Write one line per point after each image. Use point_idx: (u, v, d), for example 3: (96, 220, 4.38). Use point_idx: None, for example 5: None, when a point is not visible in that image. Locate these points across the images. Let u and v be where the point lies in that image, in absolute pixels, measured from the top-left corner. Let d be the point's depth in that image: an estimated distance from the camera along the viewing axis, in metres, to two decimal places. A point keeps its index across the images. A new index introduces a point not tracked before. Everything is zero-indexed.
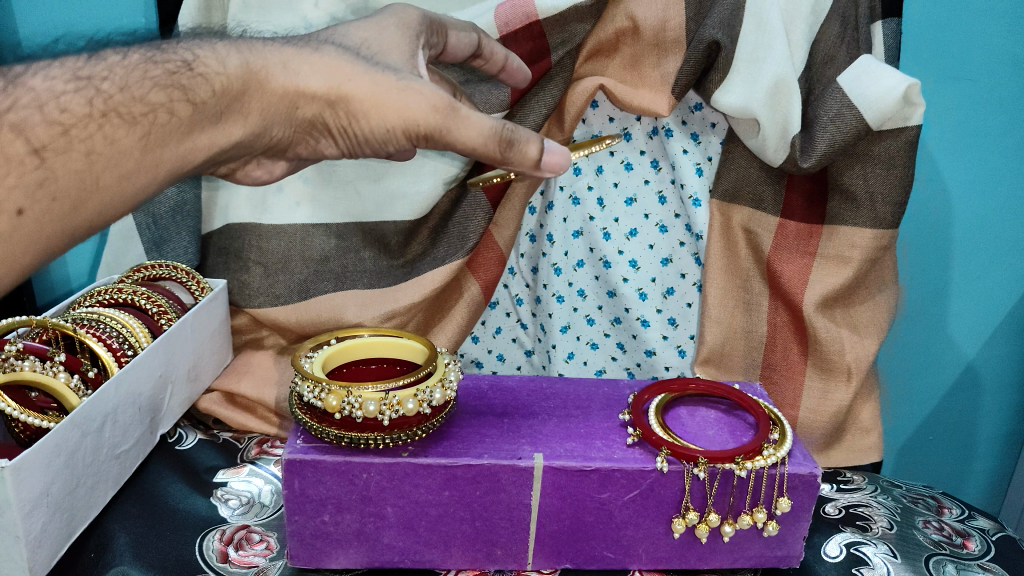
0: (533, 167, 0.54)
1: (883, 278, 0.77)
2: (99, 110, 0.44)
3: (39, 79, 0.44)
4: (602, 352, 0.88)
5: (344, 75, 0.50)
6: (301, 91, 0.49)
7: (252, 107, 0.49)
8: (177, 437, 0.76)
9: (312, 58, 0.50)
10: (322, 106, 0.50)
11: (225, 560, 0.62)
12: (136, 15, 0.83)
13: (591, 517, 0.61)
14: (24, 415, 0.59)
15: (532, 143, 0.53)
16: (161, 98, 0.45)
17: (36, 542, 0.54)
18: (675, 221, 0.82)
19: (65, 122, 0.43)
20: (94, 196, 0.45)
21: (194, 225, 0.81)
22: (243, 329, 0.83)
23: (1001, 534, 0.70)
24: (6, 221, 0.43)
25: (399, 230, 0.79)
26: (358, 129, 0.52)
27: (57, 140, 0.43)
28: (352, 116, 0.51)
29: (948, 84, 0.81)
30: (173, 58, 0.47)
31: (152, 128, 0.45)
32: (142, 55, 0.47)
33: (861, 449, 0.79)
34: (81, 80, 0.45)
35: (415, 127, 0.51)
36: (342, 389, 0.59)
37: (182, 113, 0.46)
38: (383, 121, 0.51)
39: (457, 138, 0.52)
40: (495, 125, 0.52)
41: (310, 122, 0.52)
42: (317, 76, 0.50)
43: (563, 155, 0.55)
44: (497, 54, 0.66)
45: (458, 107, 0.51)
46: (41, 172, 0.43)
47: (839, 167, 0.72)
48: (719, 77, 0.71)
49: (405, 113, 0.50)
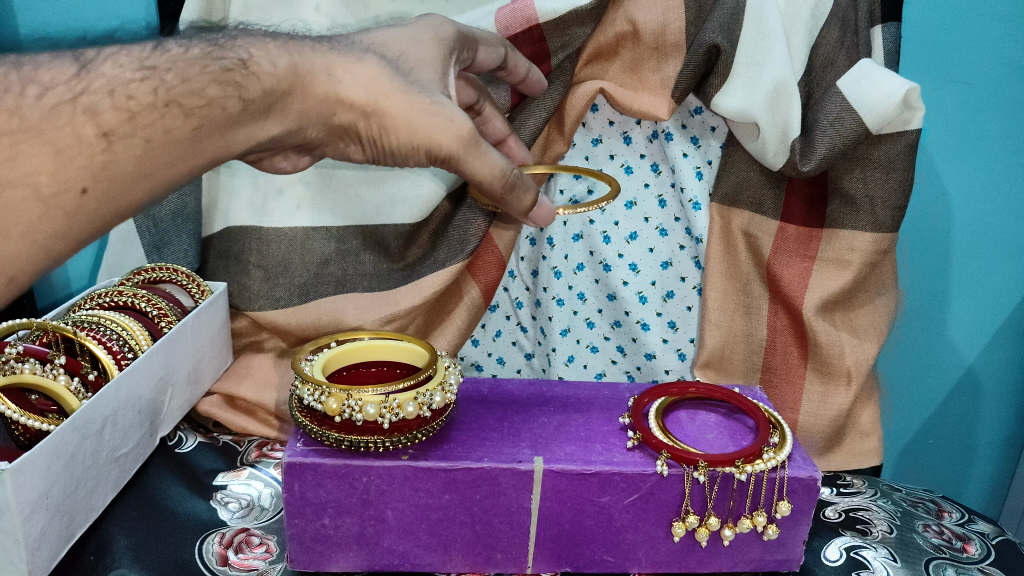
0: (522, 214, 0.60)
1: (883, 282, 0.77)
2: (163, 99, 0.45)
3: (108, 66, 0.45)
4: (601, 355, 0.88)
5: (384, 90, 0.51)
6: (340, 99, 0.50)
7: (292, 107, 0.50)
8: (177, 439, 0.76)
9: (355, 67, 0.51)
10: (358, 115, 0.51)
11: (225, 563, 0.63)
12: (138, 16, 0.83)
13: (591, 521, 0.61)
14: (24, 417, 0.59)
15: (529, 194, 0.58)
16: (217, 94, 0.46)
17: (36, 545, 0.54)
18: (675, 225, 0.83)
19: (132, 108, 0.44)
20: (145, 181, 0.46)
21: (194, 227, 0.81)
22: (243, 332, 0.83)
23: (1001, 537, 0.70)
24: (71, 200, 0.44)
25: (399, 233, 0.79)
26: (388, 142, 0.53)
27: (123, 126, 0.44)
28: (386, 130, 0.52)
29: (947, 89, 0.81)
30: (229, 55, 0.48)
31: (204, 121, 0.46)
32: (202, 49, 0.47)
33: (861, 452, 0.79)
34: (146, 69, 0.45)
35: (436, 150, 0.53)
36: (342, 392, 0.59)
37: (232, 109, 0.47)
38: (410, 139, 0.52)
39: (471, 169, 0.54)
40: (506, 167, 0.55)
41: (344, 129, 0.53)
42: (357, 86, 0.51)
43: (549, 211, 0.61)
44: (520, 68, 0.67)
45: (480, 141, 0.53)
46: (106, 156, 0.44)
47: (839, 171, 0.72)
48: (719, 81, 0.71)
49: (430, 137, 0.52)
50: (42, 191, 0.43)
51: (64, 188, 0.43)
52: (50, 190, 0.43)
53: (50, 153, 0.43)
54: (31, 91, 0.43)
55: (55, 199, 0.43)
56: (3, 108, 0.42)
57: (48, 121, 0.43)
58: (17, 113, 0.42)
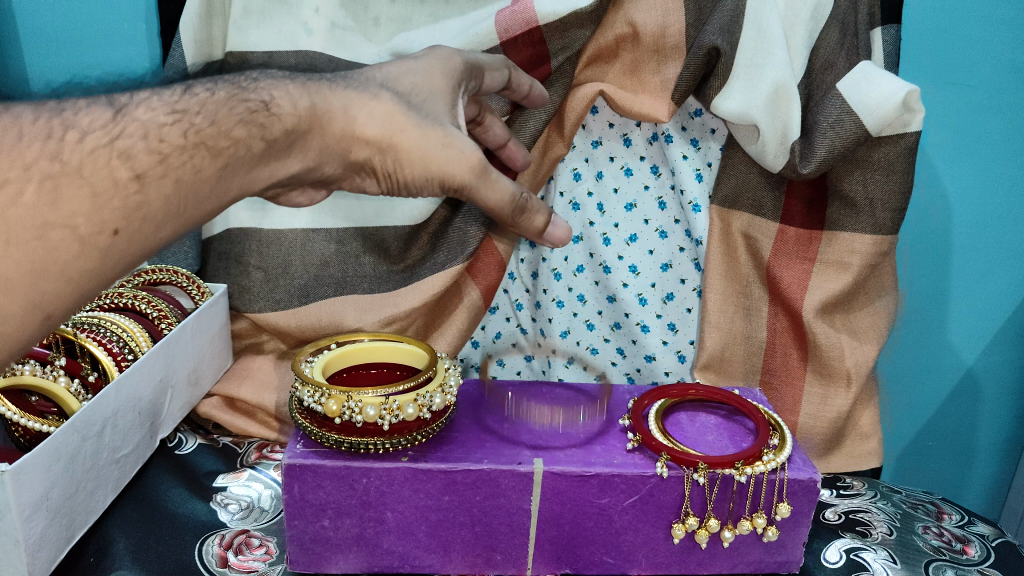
0: (534, 234, 0.62)
1: (882, 284, 0.78)
2: (193, 141, 0.45)
3: (142, 110, 0.44)
4: (601, 358, 0.88)
5: (400, 126, 0.51)
6: (356, 135, 0.51)
7: (312, 144, 0.50)
8: (177, 441, 0.77)
9: (370, 104, 0.51)
10: (374, 151, 0.52)
11: (225, 564, 0.63)
12: (136, 21, 0.82)
13: (591, 522, 0.61)
14: (24, 419, 0.59)
15: (540, 215, 0.60)
16: (243, 134, 0.46)
17: (35, 546, 0.54)
18: (675, 227, 0.83)
19: (163, 150, 0.44)
20: (174, 219, 0.46)
21: (195, 231, 0.82)
22: (243, 333, 0.82)
23: (1000, 540, 0.70)
24: (104, 241, 0.43)
25: (399, 236, 0.80)
26: (403, 176, 0.54)
27: (155, 168, 0.43)
28: (401, 164, 0.53)
29: (947, 90, 0.81)
30: (253, 97, 0.47)
31: (231, 160, 0.46)
32: (227, 92, 0.47)
33: (861, 454, 0.79)
34: (178, 112, 0.45)
35: (450, 182, 0.54)
36: (342, 393, 0.59)
37: (256, 148, 0.47)
38: (424, 172, 0.53)
39: (482, 197, 0.56)
40: (516, 192, 0.57)
41: (360, 164, 0.53)
42: (372, 121, 0.51)
43: (564, 230, 0.63)
44: (523, 85, 0.68)
45: (489, 169, 0.55)
46: (139, 197, 0.43)
47: (839, 173, 0.73)
48: (719, 83, 0.71)
49: (444, 169, 0.53)
50: (80, 233, 0.42)
51: (99, 229, 0.42)
52: (87, 231, 0.42)
53: (88, 195, 0.42)
54: (70, 137, 0.42)
55: (91, 239, 0.42)
56: (45, 152, 0.41)
57: (88, 164, 0.42)
58: (59, 157, 0.41)
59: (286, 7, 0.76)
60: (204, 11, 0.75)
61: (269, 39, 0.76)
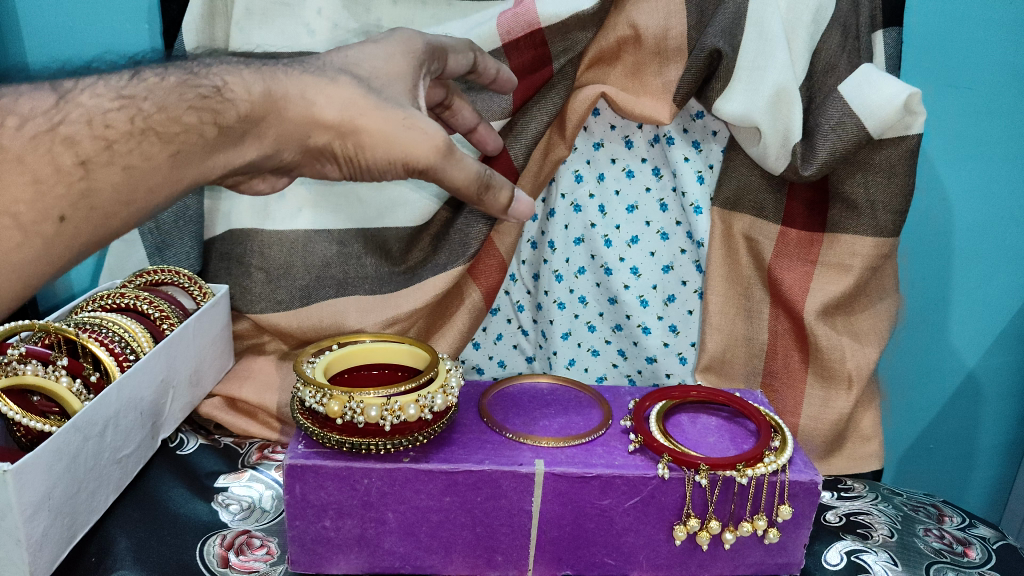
0: (501, 212, 0.58)
1: (883, 286, 0.78)
2: (140, 127, 0.46)
3: (87, 96, 0.46)
4: (602, 359, 0.88)
5: (358, 108, 0.51)
6: (315, 120, 0.50)
7: (269, 131, 0.50)
8: (178, 441, 0.77)
9: (329, 89, 0.51)
10: (333, 136, 0.51)
11: (225, 564, 0.63)
12: (139, 21, 0.82)
13: (591, 524, 0.61)
14: (27, 419, 0.59)
15: (505, 191, 0.57)
16: (193, 120, 0.47)
17: (37, 546, 0.54)
18: (676, 229, 0.83)
19: (109, 136, 0.45)
20: (127, 208, 0.47)
21: (196, 231, 0.80)
22: (244, 334, 0.83)
23: (1001, 542, 0.70)
24: (50, 228, 0.45)
25: (400, 237, 0.80)
26: (364, 160, 0.53)
27: (100, 154, 0.45)
28: (362, 148, 0.52)
29: (948, 93, 0.82)
30: (205, 82, 0.48)
31: (183, 147, 0.47)
32: (178, 77, 0.48)
33: (862, 457, 0.79)
34: (124, 98, 0.46)
35: (412, 164, 0.52)
36: (343, 394, 0.59)
37: (208, 134, 0.47)
38: (386, 154, 0.52)
39: (446, 176, 0.54)
40: (479, 169, 0.55)
41: (320, 150, 0.53)
42: (332, 105, 0.51)
43: (530, 206, 0.60)
44: (490, 68, 0.67)
45: (454, 149, 0.53)
46: (84, 184, 0.45)
47: (840, 175, 0.73)
48: (721, 85, 0.71)
49: (406, 150, 0.52)
50: (22, 221, 0.44)
51: (43, 217, 0.45)
52: (30, 219, 0.44)
53: (29, 181, 0.44)
54: (10, 123, 0.44)
55: (34, 226, 0.44)
56: None
57: (29, 151, 0.44)
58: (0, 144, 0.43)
59: (289, 7, 0.76)
60: (206, 11, 0.75)
61: (270, 40, 0.77)
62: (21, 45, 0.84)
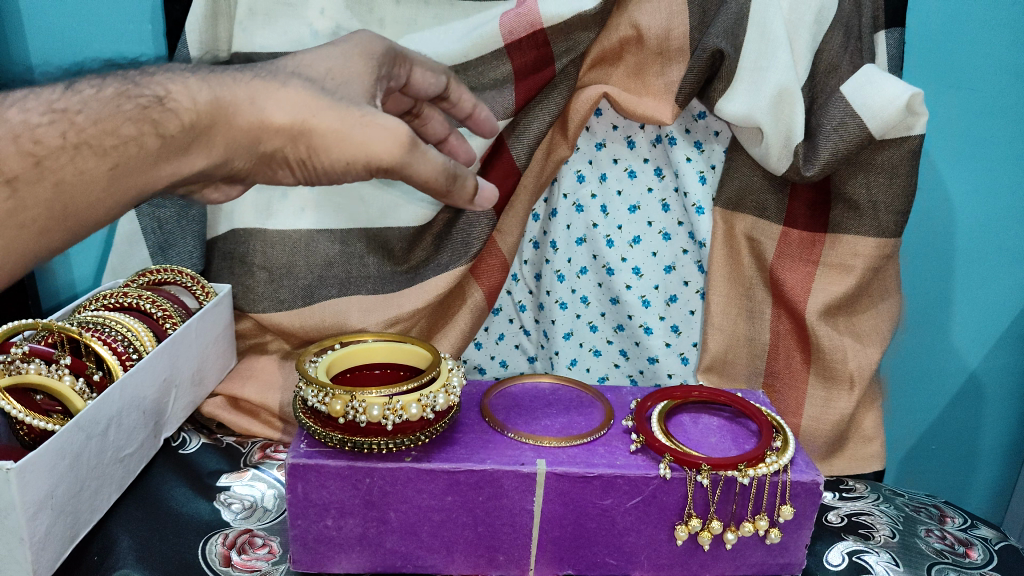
0: (466, 200, 0.58)
1: (886, 287, 0.77)
2: (72, 141, 0.45)
3: (15, 111, 0.45)
4: (604, 359, 0.88)
5: (311, 110, 0.49)
6: (266, 125, 0.48)
7: (217, 140, 0.48)
8: (181, 440, 0.77)
9: (279, 93, 0.49)
10: (285, 139, 0.49)
11: (228, 563, 0.63)
12: (142, 22, 0.83)
13: (593, 523, 0.61)
14: (30, 418, 0.59)
15: (470, 179, 0.56)
16: (132, 132, 0.45)
17: (40, 544, 0.54)
18: (678, 229, 0.83)
19: (38, 152, 0.45)
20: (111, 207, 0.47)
21: (199, 230, 0.81)
22: (247, 333, 0.83)
23: (1003, 543, 0.70)
24: None
25: (402, 237, 0.80)
26: (320, 162, 0.51)
27: (28, 171, 0.44)
28: (315, 150, 0.50)
29: (950, 93, 0.82)
30: (146, 92, 0.46)
31: (165, 146, 0.47)
32: (115, 88, 0.47)
33: (864, 457, 0.79)
34: (56, 112, 0.46)
35: (376, 162, 0.50)
36: (346, 393, 0.59)
37: (150, 146, 0.46)
38: (343, 155, 0.50)
39: (413, 172, 0.52)
40: (445, 161, 0.53)
41: (272, 155, 0.50)
42: (282, 108, 0.48)
43: (492, 194, 0.61)
44: (465, 102, 0.66)
45: (419, 142, 0.51)
46: (12, 202, 0.45)
47: (842, 176, 0.73)
48: (723, 85, 0.71)
49: (368, 148, 0.49)
50: None
51: None
52: None
53: None
54: None
55: None
56: None
57: None
58: None
59: (292, 7, 0.76)
60: (209, 12, 0.75)
61: (273, 40, 0.76)
62: (21, 43, 0.83)
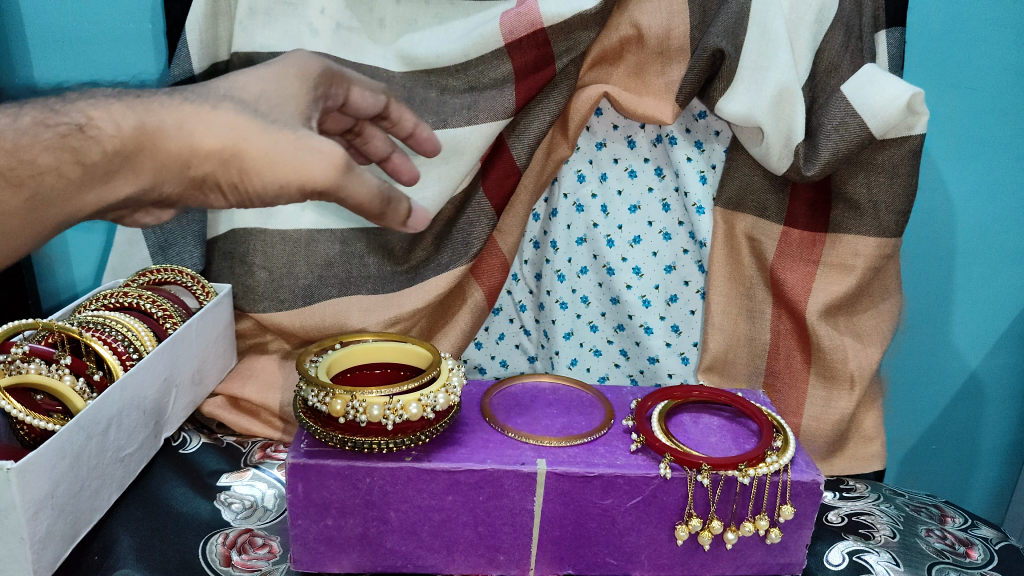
0: (401, 224, 0.55)
1: (885, 287, 0.77)
2: None
3: None
4: (604, 359, 0.88)
5: (242, 133, 0.48)
6: (196, 150, 0.47)
7: (144, 166, 0.47)
8: (181, 440, 0.77)
9: (210, 116, 0.48)
10: (216, 164, 0.48)
11: (228, 563, 0.63)
12: (143, 21, 0.83)
13: (594, 523, 0.61)
14: (30, 417, 0.59)
15: (405, 203, 0.54)
16: (50, 161, 0.46)
17: (40, 544, 0.54)
18: (679, 229, 0.83)
19: None
20: None
21: (199, 228, 0.81)
22: (247, 333, 0.83)
23: (1004, 543, 0.70)
24: None
25: (403, 236, 0.78)
26: (251, 186, 0.49)
27: None
28: (246, 173, 0.48)
29: (950, 93, 0.81)
30: (66, 120, 0.46)
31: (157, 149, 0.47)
32: (35, 116, 0.46)
33: (864, 457, 0.79)
34: None
35: (309, 185, 0.49)
36: (346, 393, 0.59)
37: (69, 175, 0.46)
38: (275, 177, 0.49)
39: (347, 194, 0.50)
40: (381, 184, 0.51)
41: (202, 180, 0.49)
42: (212, 132, 0.47)
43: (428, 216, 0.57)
44: (406, 121, 0.65)
45: (354, 164, 0.50)
46: None
47: (843, 176, 0.73)
48: (724, 85, 0.71)
49: (300, 171, 0.48)
50: None
51: None
52: None
53: None
54: None
55: None
56: None
57: None
58: None
59: (292, 7, 0.76)
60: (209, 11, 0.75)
61: (273, 39, 0.76)
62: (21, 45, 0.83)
